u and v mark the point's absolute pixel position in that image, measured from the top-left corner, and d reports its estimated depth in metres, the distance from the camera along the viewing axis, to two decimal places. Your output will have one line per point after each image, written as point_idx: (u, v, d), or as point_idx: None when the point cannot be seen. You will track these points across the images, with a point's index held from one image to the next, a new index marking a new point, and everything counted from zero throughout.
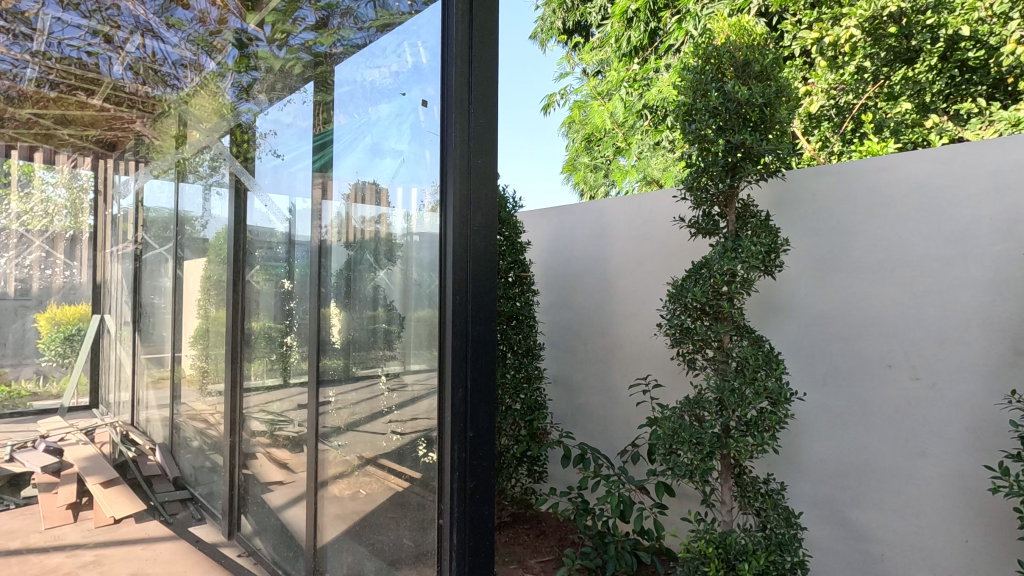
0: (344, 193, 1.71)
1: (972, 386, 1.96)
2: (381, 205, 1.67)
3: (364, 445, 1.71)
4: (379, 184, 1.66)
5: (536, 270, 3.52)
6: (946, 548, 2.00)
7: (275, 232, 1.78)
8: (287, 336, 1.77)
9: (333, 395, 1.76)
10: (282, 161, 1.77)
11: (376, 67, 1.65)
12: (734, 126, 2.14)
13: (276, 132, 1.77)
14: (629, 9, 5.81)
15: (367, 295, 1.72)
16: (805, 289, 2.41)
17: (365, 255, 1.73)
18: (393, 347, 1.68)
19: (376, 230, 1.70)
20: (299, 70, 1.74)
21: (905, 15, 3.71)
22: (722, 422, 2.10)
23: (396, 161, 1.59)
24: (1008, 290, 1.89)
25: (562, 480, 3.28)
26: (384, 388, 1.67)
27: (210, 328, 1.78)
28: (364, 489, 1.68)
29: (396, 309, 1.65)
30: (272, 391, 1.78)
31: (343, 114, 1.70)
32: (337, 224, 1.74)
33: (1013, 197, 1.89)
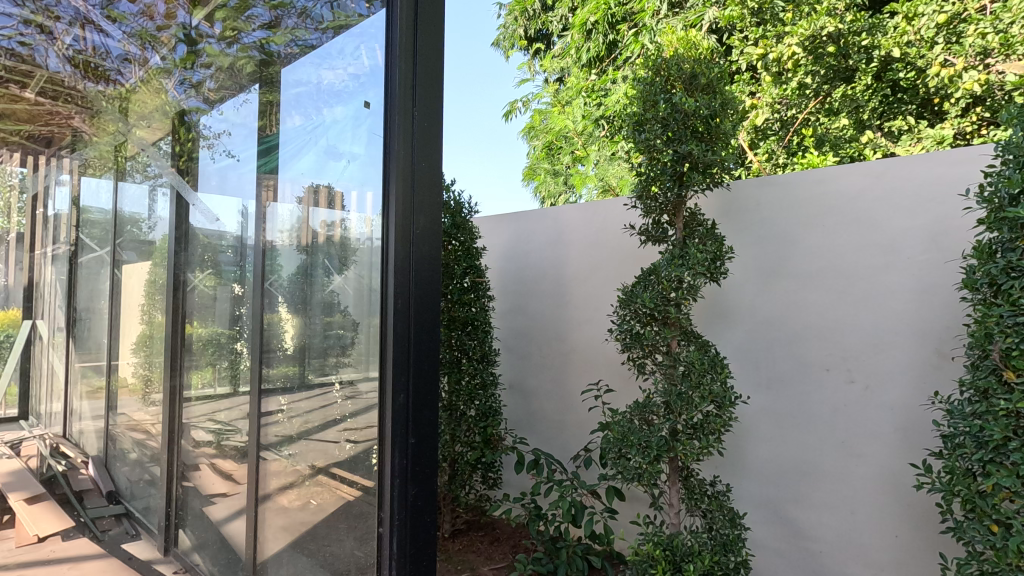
0: (298, 196, 1.59)
1: (902, 388, 2.07)
2: (335, 209, 1.57)
3: (315, 454, 1.58)
4: (333, 188, 1.56)
5: (493, 276, 3.52)
6: (878, 544, 2.10)
7: (225, 233, 1.61)
8: (237, 342, 1.61)
9: (285, 403, 1.61)
10: (236, 161, 1.61)
11: (330, 68, 1.58)
12: (682, 136, 2.20)
13: (231, 132, 1.62)
14: (588, 21, 5.92)
15: (320, 301, 1.59)
16: (750, 294, 2.48)
17: (320, 258, 1.60)
18: (347, 353, 1.55)
19: (330, 234, 1.58)
20: (250, 70, 1.61)
21: (844, 36, 3.83)
22: (669, 425, 2.15)
23: (350, 164, 1.53)
24: (934, 298, 2.00)
25: (516, 486, 3.28)
26: (339, 397, 1.55)
27: (155, 335, 1.60)
28: (314, 500, 1.57)
29: (349, 316, 1.55)
30: (217, 401, 1.61)
31: (292, 116, 1.60)
32: (289, 228, 1.60)
33: (938, 210, 2.00)
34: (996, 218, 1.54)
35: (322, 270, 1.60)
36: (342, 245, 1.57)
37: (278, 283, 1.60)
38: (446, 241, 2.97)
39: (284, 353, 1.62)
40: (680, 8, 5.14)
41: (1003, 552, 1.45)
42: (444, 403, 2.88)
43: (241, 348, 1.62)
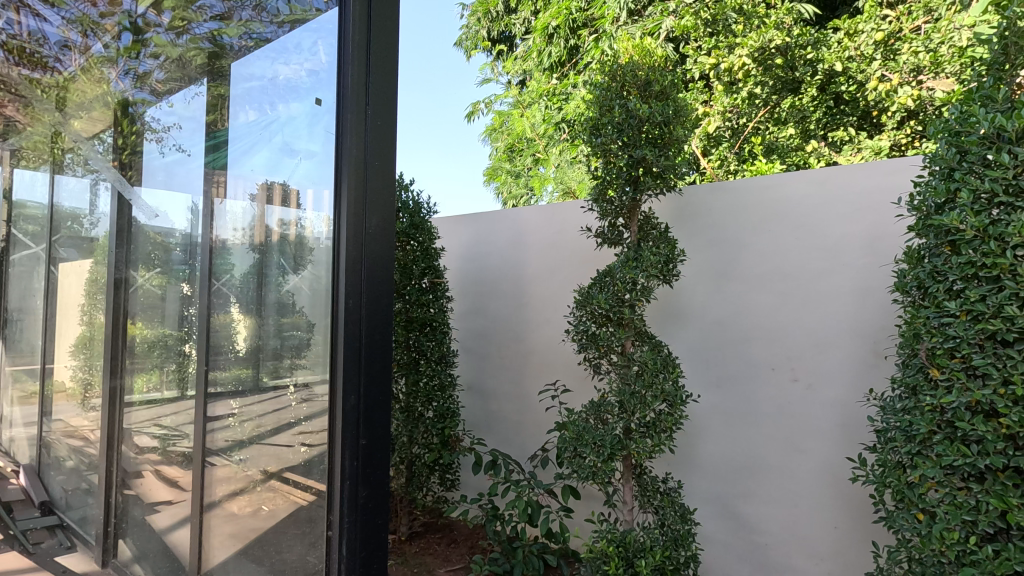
0: (251, 193, 1.53)
1: (840, 386, 2.17)
2: (290, 207, 1.52)
3: (268, 458, 1.50)
4: (289, 185, 1.52)
5: (452, 277, 3.52)
6: (819, 535, 2.19)
7: (174, 231, 1.52)
8: (185, 344, 1.51)
9: (237, 406, 1.52)
10: (186, 156, 1.53)
11: (287, 63, 1.54)
12: (636, 142, 2.26)
13: (179, 125, 1.54)
14: (550, 26, 5.98)
15: (274, 302, 1.52)
16: (702, 296, 2.55)
17: (274, 257, 1.53)
18: (303, 355, 1.50)
19: (285, 233, 1.52)
20: (200, 62, 1.55)
21: (790, 50, 4.04)
22: (623, 424, 2.19)
23: (308, 162, 1.50)
24: (869, 300, 2.12)
25: (474, 487, 3.28)
26: (294, 399, 1.50)
27: (95, 337, 1.49)
28: (266, 506, 1.50)
29: (304, 317, 1.50)
30: (160, 406, 1.51)
31: (246, 111, 1.54)
32: (240, 226, 1.53)
33: (873, 217, 2.12)
34: (923, 224, 1.63)
35: (276, 270, 1.53)
36: (298, 242, 1.52)
37: (229, 281, 1.52)
38: (405, 241, 2.95)
39: (236, 355, 1.53)
40: (638, 15, 5.25)
41: (928, 539, 1.54)
42: (401, 404, 2.86)
43: (190, 349, 1.51)
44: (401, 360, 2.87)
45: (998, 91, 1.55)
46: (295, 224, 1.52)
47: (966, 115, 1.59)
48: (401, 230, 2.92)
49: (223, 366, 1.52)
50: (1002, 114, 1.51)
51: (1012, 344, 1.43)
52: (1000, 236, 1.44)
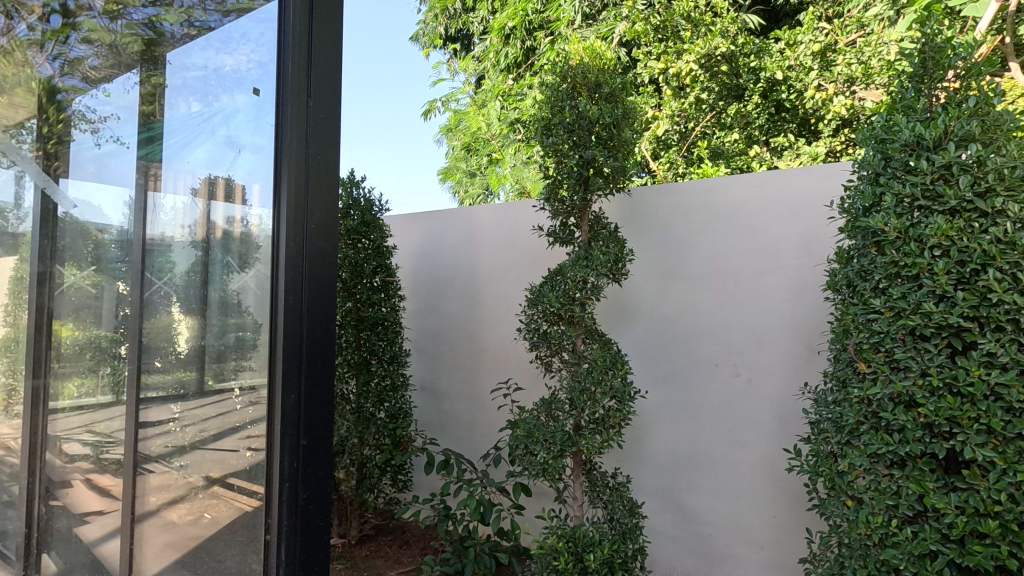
0: (192, 187, 1.39)
1: (777, 380, 2.28)
2: (234, 204, 1.42)
3: (211, 463, 1.39)
4: (233, 180, 1.42)
5: (404, 275, 3.48)
6: (758, 524, 2.29)
7: (110, 226, 1.33)
8: (120, 347, 1.34)
9: (177, 410, 1.38)
10: (126, 149, 1.36)
11: (231, 53, 1.44)
12: (586, 142, 2.29)
13: (119, 116, 1.37)
14: (506, 26, 5.97)
15: (214, 301, 1.40)
16: (651, 295, 2.61)
17: (217, 253, 1.41)
18: (248, 356, 1.40)
19: (228, 232, 1.41)
20: (137, 49, 1.39)
21: (734, 57, 4.21)
22: (573, 421, 2.22)
23: (255, 157, 1.42)
24: (805, 298, 2.23)
25: (427, 488, 3.26)
26: (240, 403, 1.40)
27: (21, 338, 1.29)
28: (208, 514, 1.38)
29: (252, 317, 1.41)
30: (96, 412, 1.34)
31: (186, 102, 1.41)
32: (179, 222, 1.38)
33: (807, 220, 2.24)
34: (852, 226, 1.72)
35: (219, 267, 1.41)
36: (243, 241, 1.42)
37: (170, 280, 1.37)
38: (355, 240, 2.89)
39: (176, 358, 1.38)
40: (593, 19, 5.33)
41: (855, 524, 1.62)
42: (352, 405, 2.81)
43: (124, 351, 1.34)
44: (351, 360, 2.82)
45: (918, 101, 1.67)
46: (239, 221, 1.41)
47: (890, 123, 1.69)
48: (351, 228, 2.86)
49: (162, 368, 1.37)
50: (922, 124, 1.62)
51: (930, 338, 1.53)
52: (919, 237, 1.54)
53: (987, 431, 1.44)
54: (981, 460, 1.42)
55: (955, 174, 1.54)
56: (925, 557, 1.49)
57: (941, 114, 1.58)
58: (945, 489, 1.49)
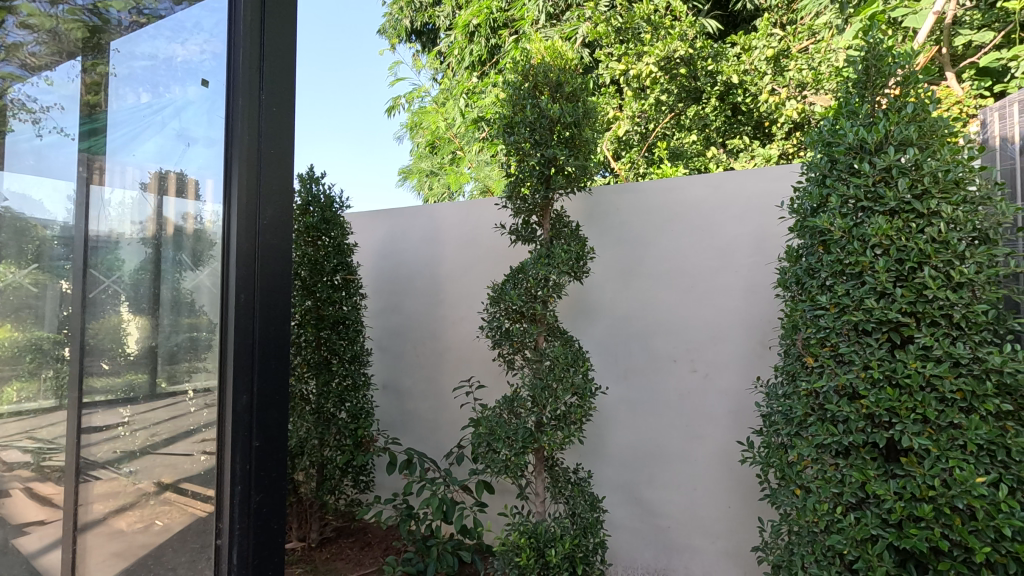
0: (143, 181, 1.35)
1: (732, 375, 2.35)
2: (187, 200, 1.38)
3: (162, 468, 1.34)
4: (186, 175, 1.38)
5: (366, 273, 3.42)
6: (715, 515, 2.36)
7: (52, 222, 1.26)
8: (62, 349, 1.26)
9: (127, 414, 1.32)
10: (69, 141, 1.29)
11: (182, 43, 1.39)
12: (547, 141, 2.31)
13: (63, 107, 1.29)
14: (471, 24, 5.96)
15: (167, 300, 1.35)
16: (611, 292, 2.65)
17: (169, 250, 1.36)
18: (203, 356, 1.36)
19: (181, 228, 1.37)
20: (80, 36, 1.32)
21: (693, 60, 4.29)
22: (534, 417, 2.24)
23: (209, 151, 1.38)
24: (758, 295, 2.31)
25: (389, 488, 3.23)
26: (194, 404, 1.36)
27: None
28: (160, 520, 1.33)
29: (207, 317, 1.36)
30: (36, 417, 1.25)
31: (135, 92, 1.35)
32: (128, 217, 1.33)
33: (760, 219, 2.32)
34: (800, 225, 1.79)
35: (171, 264, 1.36)
36: (195, 237, 1.38)
37: (119, 278, 1.31)
38: (315, 237, 2.84)
39: (126, 359, 1.32)
40: (557, 19, 5.37)
41: (803, 512, 1.69)
42: (312, 406, 2.75)
43: (67, 353, 1.26)
44: (311, 360, 2.76)
45: (861, 107, 1.74)
46: (193, 218, 1.37)
47: (836, 127, 1.77)
48: (310, 225, 2.80)
49: (112, 370, 1.31)
50: (864, 128, 1.69)
51: (872, 332, 1.60)
52: (862, 236, 1.62)
53: (922, 420, 1.52)
54: (917, 448, 1.50)
55: (894, 176, 1.62)
56: (867, 541, 1.56)
57: (881, 120, 1.65)
58: (885, 476, 1.57)
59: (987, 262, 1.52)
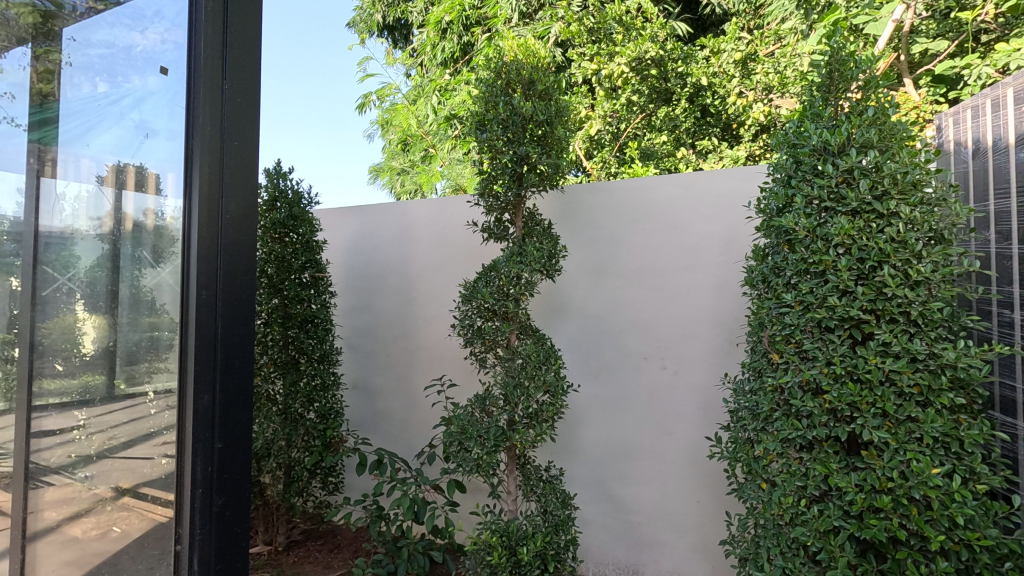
0: (100, 174, 1.27)
1: (700, 372, 2.39)
2: (148, 194, 1.31)
3: (121, 472, 1.27)
4: (147, 168, 1.32)
5: (334, 271, 3.34)
6: (684, 510, 2.40)
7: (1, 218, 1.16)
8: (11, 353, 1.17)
9: (83, 417, 1.24)
10: (19, 132, 1.19)
11: (141, 31, 1.33)
12: (520, 138, 2.30)
13: (13, 95, 1.19)
14: (443, 20, 5.90)
15: (125, 298, 1.29)
16: (583, 291, 2.66)
17: (128, 246, 1.29)
18: (164, 356, 1.31)
19: (141, 225, 1.31)
20: (31, 20, 1.22)
21: (663, 62, 4.36)
22: (506, 416, 2.23)
23: (170, 144, 1.33)
24: (726, 293, 2.35)
25: (359, 489, 3.18)
26: (156, 406, 1.30)
27: None
28: (118, 527, 1.27)
29: (169, 316, 1.31)
30: None
31: (91, 82, 1.28)
32: (84, 212, 1.25)
33: (728, 219, 2.36)
34: (767, 225, 1.82)
35: (129, 261, 1.29)
36: (157, 233, 1.32)
37: (75, 275, 1.23)
38: (282, 234, 2.76)
39: (82, 360, 1.24)
40: (530, 18, 5.36)
41: (768, 505, 1.73)
42: (279, 406, 2.70)
43: (16, 353, 1.17)
44: (277, 360, 2.71)
45: (824, 110, 1.79)
46: (154, 214, 1.32)
47: (801, 129, 1.81)
48: (277, 221, 2.73)
49: (66, 371, 1.23)
50: (828, 131, 1.74)
51: (834, 329, 1.65)
52: (826, 236, 1.66)
53: (882, 414, 1.57)
54: (877, 441, 1.55)
55: (856, 178, 1.66)
56: (830, 532, 1.60)
57: (844, 122, 1.70)
58: (846, 468, 1.61)
59: (943, 262, 1.58)
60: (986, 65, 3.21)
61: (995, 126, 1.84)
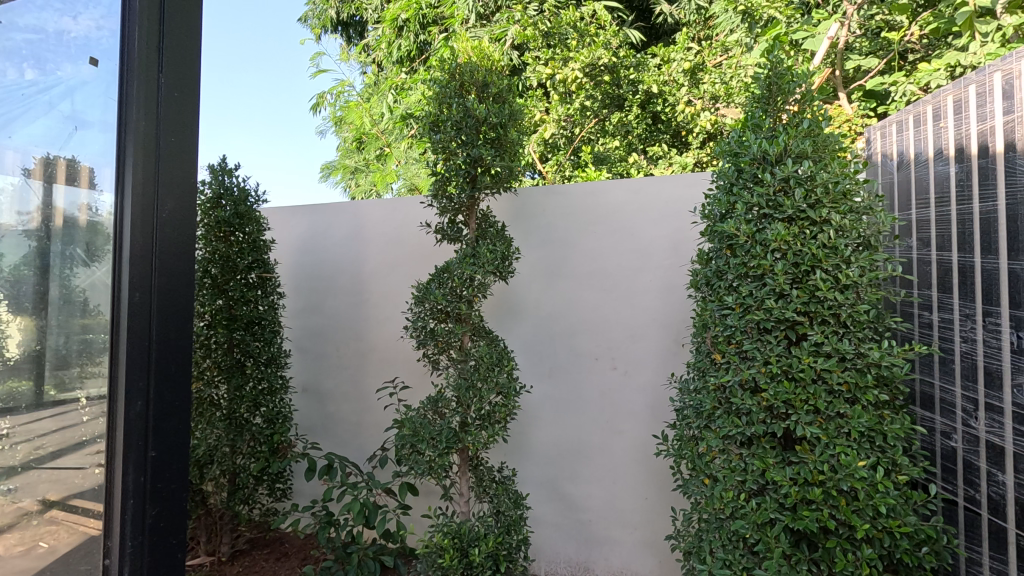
0: (25, 167, 1.21)
1: (649, 372, 2.47)
2: (80, 188, 1.25)
3: (48, 484, 1.21)
4: (79, 161, 1.25)
5: (282, 271, 3.22)
6: (634, 506, 2.47)
7: None
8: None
9: (6, 425, 1.19)
10: None
11: (74, 17, 1.27)
12: (474, 141, 2.31)
13: None
14: (399, 18, 5.85)
15: (54, 297, 1.22)
16: (535, 293, 2.68)
17: (56, 243, 1.22)
18: (98, 359, 1.24)
19: (72, 220, 1.24)
20: None
21: (616, 69, 4.48)
22: (459, 417, 2.23)
23: (104, 137, 1.26)
24: (674, 295, 2.44)
25: (308, 495, 3.10)
26: (87, 413, 1.23)
27: None
28: (45, 542, 1.20)
29: (104, 317, 1.24)
30: None
31: (18, 68, 1.24)
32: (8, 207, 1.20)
33: (675, 224, 2.45)
34: (710, 230, 1.89)
35: (59, 259, 1.22)
36: (90, 230, 1.25)
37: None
38: (227, 233, 2.67)
39: (5, 364, 1.18)
40: (487, 20, 5.36)
41: (711, 500, 1.79)
42: (223, 411, 2.61)
43: None
44: (221, 364, 2.63)
45: (764, 121, 1.87)
46: (86, 209, 1.25)
47: (742, 139, 1.89)
48: (222, 219, 2.64)
49: None
50: (766, 141, 1.82)
51: (771, 330, 1.73)
52: (764, 241, 1.74)
53: (814, 410, 1.66)
54: (809, 436, 1.64)
55: (791, 186, 1.75)
56: (767, 524, 1.68)
57: (781, 134, 1.79)
58: (782, 463, 1.69)
59: (869, 267, 1.69)
60: (910, 82, 3.43)
61: (916, 140, 1.97)
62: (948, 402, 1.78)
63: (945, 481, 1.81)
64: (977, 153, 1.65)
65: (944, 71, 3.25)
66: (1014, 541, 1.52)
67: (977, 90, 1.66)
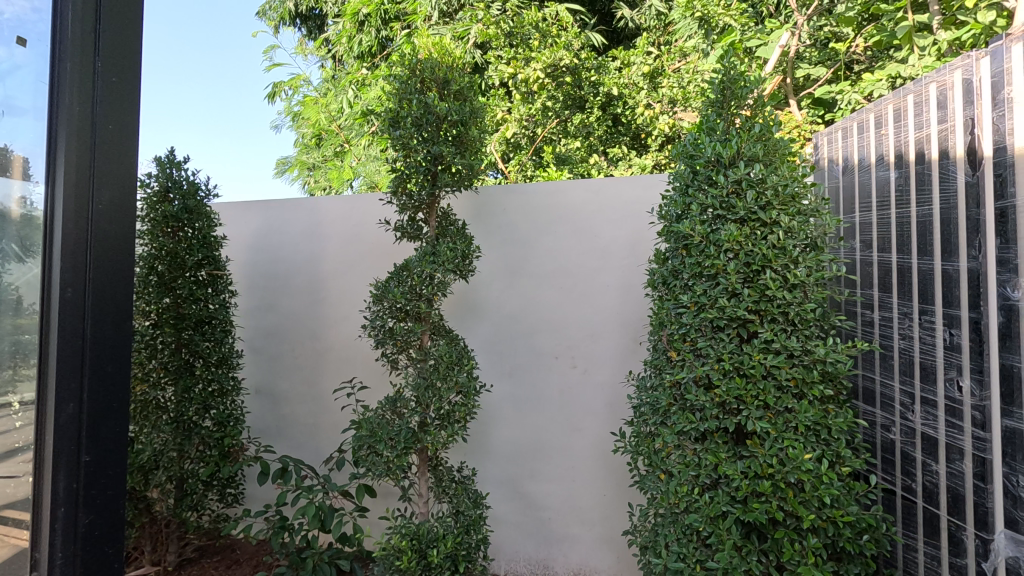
0: None
1: (608, 370, 2.51)
2: (14, 181, 1.17)
3: None
4: (14, 151, 1.17)
5: (234, 269, 3.11)
6: (592, 503, 2.50)
7: None
8: None
9: None
10: None
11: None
12: (434, 138, 2.29)
13: None
14: (360, 12, 5.75)
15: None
16: (496, 292, 2.67)
17: None
18: (31, 360, 1.16)
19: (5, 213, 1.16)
20: None
21: (577, 70, 4.53)
22: (417, 417, 2.21)
23: (39, 125, 1.18)
24: (632, 295, 2.48)
25: (261, 499, 3.01)
26: (19, 418, 1.16)
27: None
28: None
29: (36, 316, 1.17)
30: None
31: None
32: None
33: (633, 224, 2.49)
34: (667, 230, 1.92)
35: None
36: (23, 223, 1.18)
37: None
38: (175, 228, 2.56)
39: None
40: (450, 18, 5.34)
41: (666, 495, 1.83)
42: (170, 414, 2.50)
43: None
44: (169, 365, 2.51)
45: (718, 124, 1.92)
46: (20, 201, 1.18)
47: (697, 142, 1.93)
48: (169, 214, 2.53)
49: None
50: (720, 144, 1.87)
51: (724, 328, 1.77)
52: (717, 242, 1.78)
53: (764, 406, 1.71)
54: (759, 431, 1.69)
55: (744, 188, 1.80)
56: (718, 517, 1.72)
57: (734, 137, 1.84)
58: (734, 457, 1.74)
59: (815, 267, 1.76)
60: (855, 91, 3.58)
61: (859, 146, 2.07)
62: (887, 396, 1.87)
63: (885, 472, 1.90)
64: (914, 159, 1.74)
65: (886, 82, 3.39)
66: (945, 527, 1.61)
67: (914, 100, 1.74)
